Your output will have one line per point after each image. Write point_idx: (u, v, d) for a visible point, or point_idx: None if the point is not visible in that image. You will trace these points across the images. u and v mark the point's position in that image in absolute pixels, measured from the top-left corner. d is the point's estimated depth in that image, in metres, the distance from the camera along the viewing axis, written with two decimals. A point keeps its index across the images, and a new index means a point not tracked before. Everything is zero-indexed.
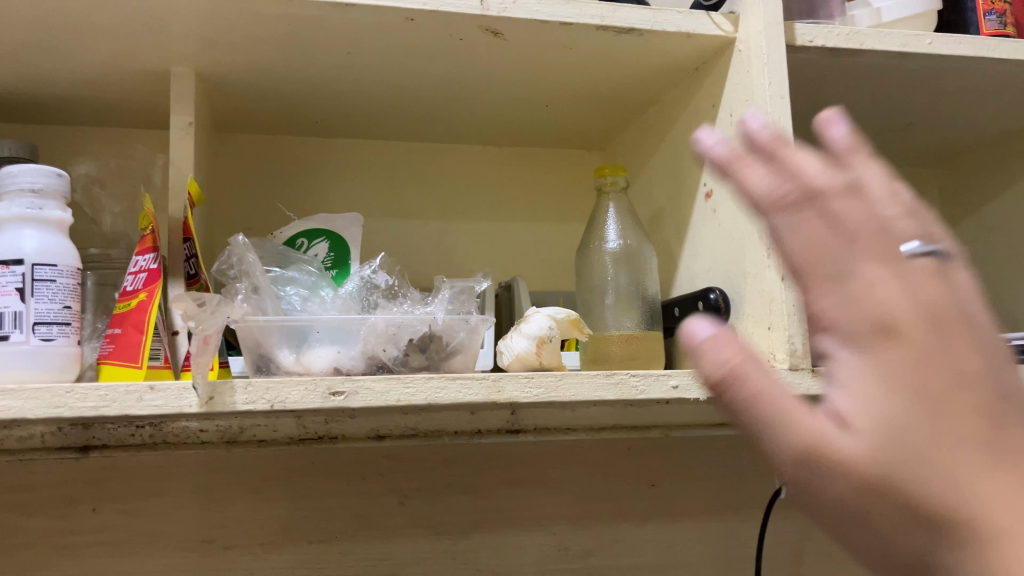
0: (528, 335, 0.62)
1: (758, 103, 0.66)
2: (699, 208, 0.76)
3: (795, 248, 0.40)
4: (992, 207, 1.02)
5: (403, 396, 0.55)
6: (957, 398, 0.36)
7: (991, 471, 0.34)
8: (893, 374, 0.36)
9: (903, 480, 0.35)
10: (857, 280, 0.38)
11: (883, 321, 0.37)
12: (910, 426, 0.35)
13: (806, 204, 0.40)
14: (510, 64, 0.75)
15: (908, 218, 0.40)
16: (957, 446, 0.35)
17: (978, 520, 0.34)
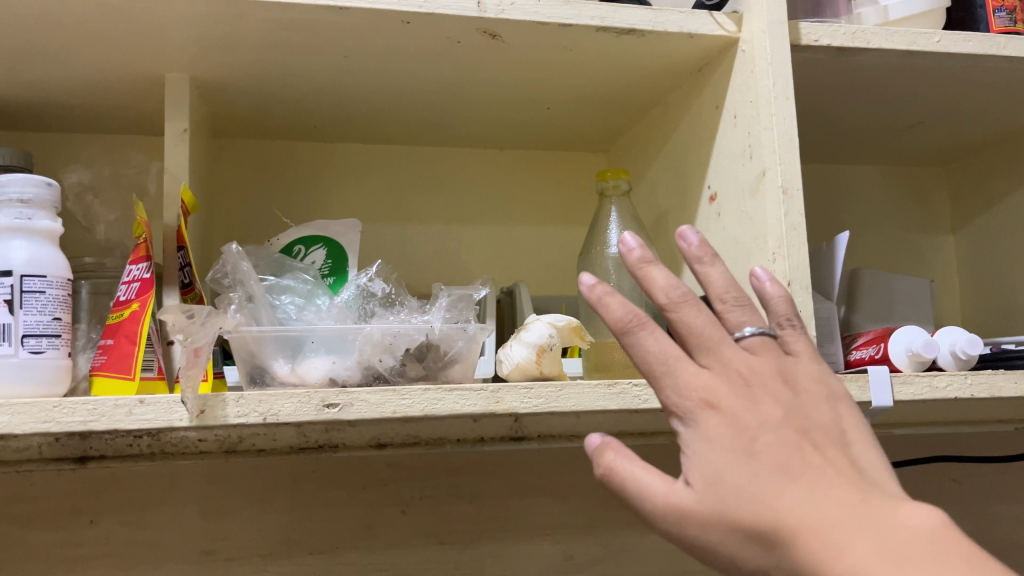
0: (528, 343, 0.60)
1: (763, 104, 0.65)
2: (704, 211, 0.75)
3: (648, 361, 0.45)
4: (1004, 206, 1.00)
5: (399, 408, 0.54)
6: (764, 443, 0.41)
7: (798, 496, 0.39)
8: (722, 438, 0.42)
9: (738, 522, 0.40)
10: (680, 362, 0.44)
11: (704, 386, 0.43)
12: (729, 471, 0.41)
13: (632, 329, 0.45)
14: (509, 67, 0.74)
15: (735, 308, 0.48)
16: (768, 480, 0.40)
17: (796, 540, 0.38)
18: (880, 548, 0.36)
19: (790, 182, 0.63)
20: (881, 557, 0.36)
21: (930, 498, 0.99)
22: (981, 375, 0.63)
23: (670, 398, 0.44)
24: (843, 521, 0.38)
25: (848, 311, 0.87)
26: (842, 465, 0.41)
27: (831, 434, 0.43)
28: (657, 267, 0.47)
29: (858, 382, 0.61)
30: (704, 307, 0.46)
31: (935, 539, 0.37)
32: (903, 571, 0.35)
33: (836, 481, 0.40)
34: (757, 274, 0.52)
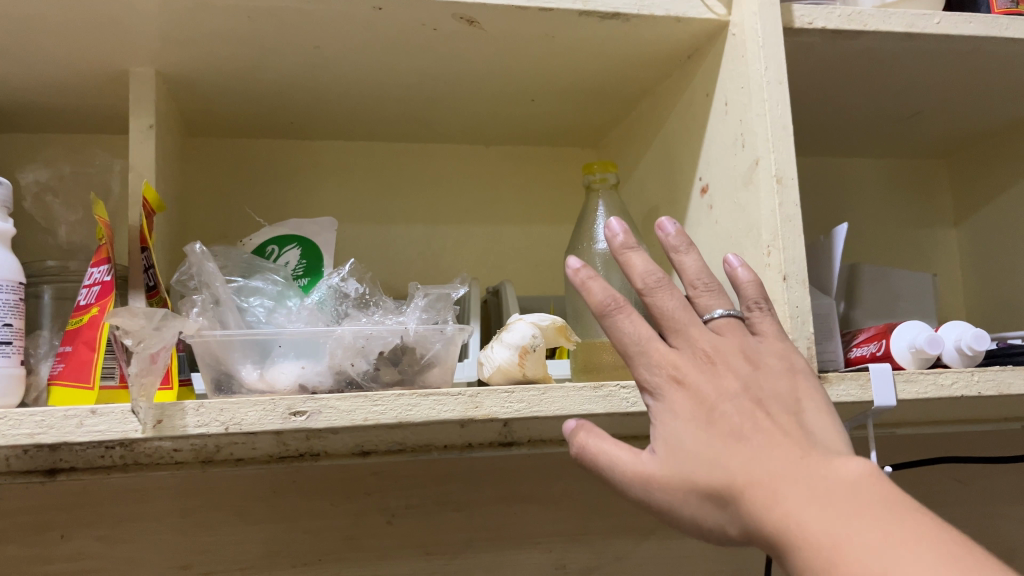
0: (509, 345, 0.57)
1: (754, 90, 0.62)
2: (695, 203, 0.71)
3: (622, 342, 0.48)
4: (1009, 197, 0.97)
5: (370, 415, 0.51)
6: (720, 411, 0.44)
7: (747, 455, 0.42)
8: (688, 410, 0.45)
9: (695, 482, 0.43)
10: (651, 341, 0.47)
11: (671, 363, 0.47)
12: (691, 438, 0.44)
13: (609, 310, 0.48)
14: (492, 57, 0.71)
15: (706, 293, 0.51)
16: (722, 444, 0.43)
17: (743, 495, 0.41)
18: (815, 495, 0.39)
19: (785, 171, 0.60)
20: (815, 502, 0.39)
21: (937, 500, 0.95)
22: (988, 371, 0.60)
23: (641, 375, 0.47)
24: (784, 472, 0.40)
25: (848, 308, 0.84)
26: (794, 429, 0.43)
27: (789, 404, 0.45)
28: (638, 254, 0.49)
29: (859, 381, 0.58)
30: (677, 292, 0.49)
31: (866, 486, 0.39)
32: (832, 514, 0.38)
33: (785, 441, 0.42)
34: (730, 260, 0.54)
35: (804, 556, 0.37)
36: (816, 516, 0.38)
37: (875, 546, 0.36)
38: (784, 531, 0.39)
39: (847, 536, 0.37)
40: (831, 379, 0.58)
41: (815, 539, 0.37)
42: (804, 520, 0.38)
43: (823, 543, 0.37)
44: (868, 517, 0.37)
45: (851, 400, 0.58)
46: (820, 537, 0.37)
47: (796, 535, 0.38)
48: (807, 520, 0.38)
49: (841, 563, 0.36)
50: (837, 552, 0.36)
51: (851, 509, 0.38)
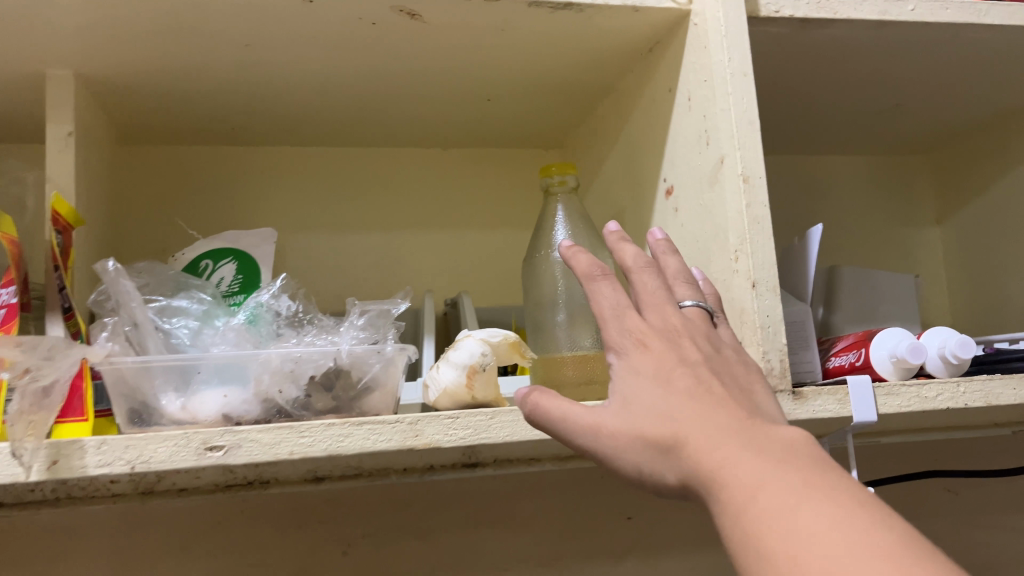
0: (456, 364, 0.52)
1: (717, 83, 0.57)
2: (660, 206, 0.67)
3: (598, 308, 0.44)
4: (993, 193, 0.93)
5: (296, 448, 0.46)
6: (680, 370, 0.39)
7: (698, 410, 0.37)
8: (648, 368, 0.40)
9: (640, 430, 0.37)
10: (625, 307, 0.43)
11: (640, 325, 0.42)
12: (645, 390, 0.39)
13: (595, 279, 0.45)
14: (441, 52, 0.66)
15: (684, 285, 0.47)
16: (675, 395, 0.38)
17: (683, 445, 0.36)
18: (760, 449, 0.34)
19: (752, 169, 0.55)
20: (758, 455, 0.34)
21: (925, 512, 0.91)
22: (975, 382, 0.56)
23: (608, 337, 0.42)
24: (728, 426, 0.36)
25: (827, 312, 0.80)
26: (749, 404, 0.38)
27: (750, 392, 0.40)
28: (631, 242, 0.48)
29: (837, 396, 0.54)
30: (660, 275, 0.46)
31: (806, 448, 0.34)
32: (775, 465, 0.33)
33: (741, 408, 0.37)
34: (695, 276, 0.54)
35: (734, 505, 0.32)
36: (755, 463, 0.33)
37: (797, 493, 0.31)
38: (715, 480, 0.34)
39: (772, 484, 0.32)
40: (806, 394, 0.53)
41: (739, 485, 0.33)
42: (736, 466, 0.33)
43: (747, 490, 0.32)
44: (798, 469, 0.33)
45: (829, 416, 0.54)
46: (752, 481, 0.33)
47: (725, 483, 0.33)
48: (738, 467, 0.33)
49: (760, 510, 0.31)
50: (758, 499, 0.32)
51: (783, 460, 0.33)
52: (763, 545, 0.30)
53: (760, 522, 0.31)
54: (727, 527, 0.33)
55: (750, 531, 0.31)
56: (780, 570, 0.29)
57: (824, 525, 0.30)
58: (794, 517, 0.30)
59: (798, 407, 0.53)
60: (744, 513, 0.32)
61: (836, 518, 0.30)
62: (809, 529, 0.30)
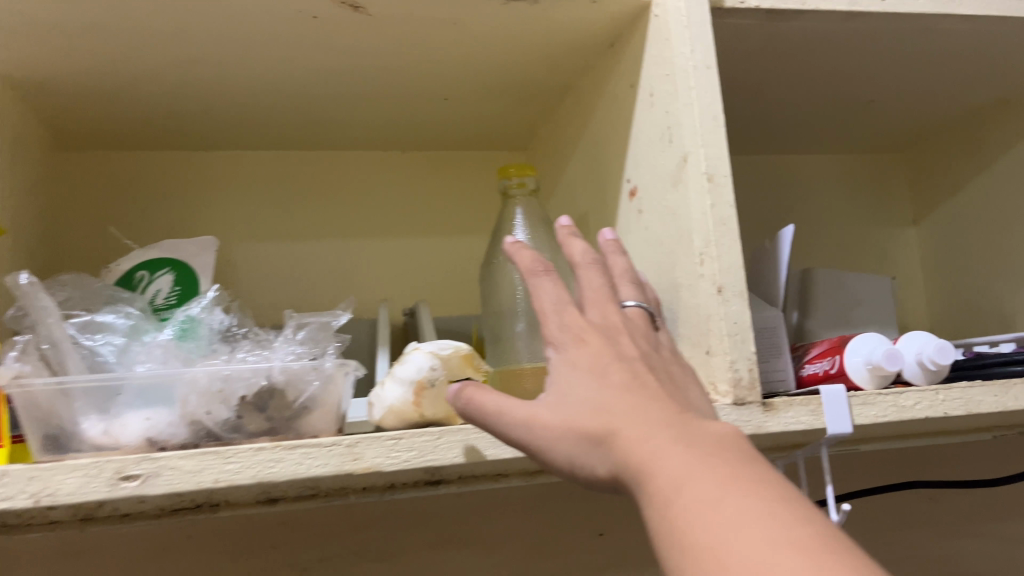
0: (403, 380, 0.49)
1: (678, 77, 0.54)
2: (624, 209, 0.64)
3: (539, 300, 0.43)
4: (969, 192, 0.90)
5: (221, 476, 0.42)
6: (618, 364, 0.38)
7: (632, 403, 0.36)
8: (587, 362, 0.39)
9: (573, 421, 0.36)
10: (567, 302, 0.43)
11: (580, 320, 0.41)
12: (580, 382, 0.38)
13: (539, 274, 0.44)
14: (391, 48, 0.63)
15: (628, 285, 0.47)
16: (611, 388, 0.37)
17: (615, 437, 0.35)
18: (689, 441, 0.33)
19: (716, 168, 0.52)
20: (687, 447, 0.33)
21: (907, 522, 0.88)
22: (955, 389, 0.52)
23: (546, 330, 0.42)
24: (661, 420, 0.35)
25: (802, 317, 0.77)
26: (684, 402, 0.38)
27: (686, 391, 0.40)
28: (580, 239, 0.47)
29: (809, 407, 0.50)
30: (606, 274, 0.45)
31: (736, 442, 0.34)
32: (703, 458, 0.32)
33: (675, 403, 0.37)
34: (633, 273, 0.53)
35: (659, 498, 0.32)
36: (684, 456, 0.32)
37: (722, 486, 0.31)
38: (644, 472, 0.33)
39: (700, 476, 0.31)
40: (777, 405, 0.50)
41: (666, 478, 0.32)
42: (665, 459, 0.33)
43: (674, 483, 0.31)
44: (726, 463, 0.32)
45: (802, 429, 0.50)
46: (678, 474, 0.32)
47: (653, 475, 0.32)
48: (668, 459, 0.33)
49: (685, 503, 0.31)
50: (684, 491, 0.31)
51: (712, 453, 0.32)
52: (685, 538, 0.30)
53: (685, 515, 0.30)
54: (653, 522, 0.32)
55: (674, 525, 0.30)
56: (702, 563, 0.28)
57: (745, 516, 0.29)
58: (718, 509, 0.30)
59: (769, 419, 0.50)
60: (669, 507, 0.31)
61: (759, 510, 0.29)
62: (731, 521, 0.29)
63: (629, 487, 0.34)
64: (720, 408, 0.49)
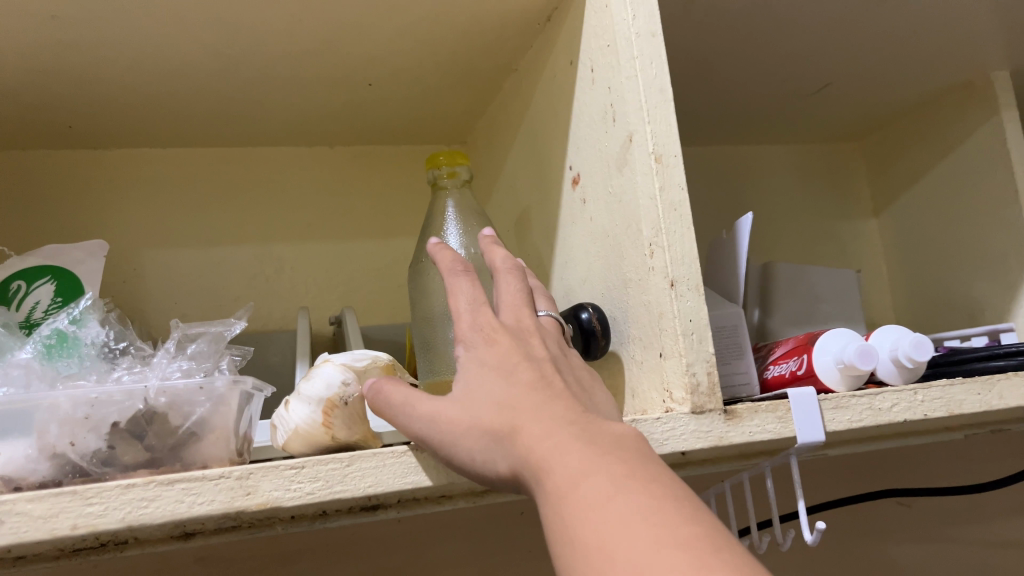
0: (309, 400, 0.41)
1: (619, 47, 0.48)
2: (566, 199, 0.58)
3: (454, 297, 0.40)
4: (929, 180, 0.86)
5: (81, 520, 0.35)
6: (527, 363, 0.36)
7: (538, 401, 0.34)
8: (495, 358, 0.36)
9: (476, 418, 0.34)
10: (484, 300, 0.40)
11: (493, 318, 0.38)
12: (486, 377, 0.36)
13: (458, 273, 0.41)
14: (303, 23, 0.56)
15: (544, 298, 0.45)
16: (517, 385, 0.35)
17: (518, 435, 0.33)
18: (592, 441, 0.32)
19: (665, 147, 0.46)
20: (588, 446, 0.31)
21: (877, 530, 0.84)
22: (934, 388, 0.47)
23: (459, 329, 0.39)
24: (566, 419, 0.33)
25: (763, 316, 0.72)
26: (592, 404, 0.36)
27: (595, 392, 0.38)
28: (503, 247, 0.44)
29: (777, 413, 0.45)
30: (525, 280, 0.42)
31: (640, 446, 0.32)
32: (603, 458, 0.31)
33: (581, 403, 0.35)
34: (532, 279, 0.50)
35: (556, 498, 0.30)
36: (585, 455, 0.31)
37: (617, 485, 0.29)
38: (544, 471, 0.31)
39: (597, 475, 0.30)
40: (740, 412, 0.44)
41: (564, 476, 0.30)
42: (564, 457, 0.31)
43: (572, 481, 0.30)
44: (624, 462, 0.31)
45: (769, 439, 0.45)
46: (577, 473, 0.30)
47: (551, 474, 0.31)
48: (567, 458, 0.31)
49: (581, 502, 0.29)
50: (579, 489, 0.30)
51: (611, 452, 0.31)
52: (577, 539, 0.28)
53: (577, 515, 0.29)
54: (549, 523, 0.30)
55: (568, 525, 0.29)
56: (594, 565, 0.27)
57: (637, 517, 0.28)
58: (609, 508, 0.29)
59: (731, 429, 0.44)
60: (564, 507, 0.30)
61: (651, 509, 0.28)
62: (621, 519, 0.28)
63: (530, 487, 0.32)
64: (677, 418, 0.43)
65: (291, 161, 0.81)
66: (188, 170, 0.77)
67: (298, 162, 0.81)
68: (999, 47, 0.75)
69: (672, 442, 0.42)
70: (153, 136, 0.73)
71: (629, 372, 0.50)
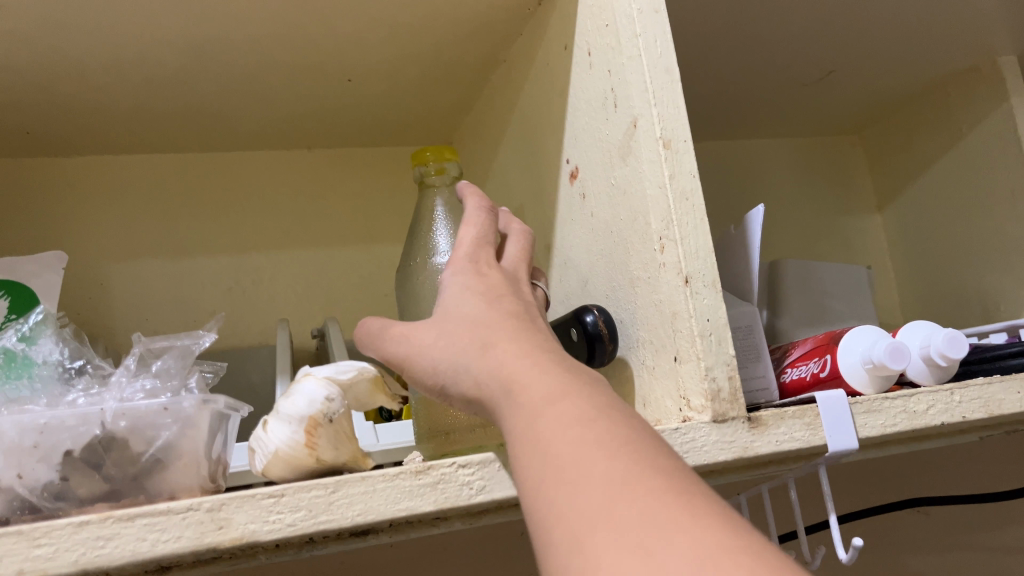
0: (289, 418, 0.37)
1: (620, 25, 0.44)
2: (564, 195, 0.54)
3: (468, 227, 0.44)
4: (933, 173, 0.83)
5: (28, 565, 0.30)
6: (512, 301, 0.38)
7: (517, 327, 0.36)
8: (486, 289, 0.39)
9: (455, 333, 0.36)
10: (489, 241, 0.43)
11: (492, 259, 0.41)
12: (474, 300, 0.38)
13: (484, 211, 0.45)
14: (275, 13, 0.52)
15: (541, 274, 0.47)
16: (498, 311, 0.37)
17: (492, 351, 0.34)
18: (565, 366, 0.33)
19: (673, 132, 0.42)
20: (561, 367, 0.32)
21: (894, 539, 0.80)
22: (971, 388, 0.44)
23: (456, 257, 0.41)
24: (542, 348, 0.34)
25: (772, 316, 0.68)
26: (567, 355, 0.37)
27: None
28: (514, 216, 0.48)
29: (806, 419, 0.41)
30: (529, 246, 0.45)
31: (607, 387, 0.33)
32: (575, 379, 0.32)
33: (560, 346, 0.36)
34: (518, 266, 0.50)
35: (524, 404, 0.31)
36: (558, 372, 0.32)
37: (596, 411, 0.30)
38: (516, 385, 0.32)
39: (576, 399, 0.30)
40: (765, 420, 0.40)
41: (541, 395, 0.31)
42: (539, 371, 0.32)
43: (547, 399, 0.30)
44: (603, 395, 0.31)
45: (798, 448, 0.40)
46: (551, 386, 0.31)
47: (527, 390, 0.31)
48: (542, 373, 0.32)
49: (557, 414, 0.30)
50: (556, 407, 0.30)
51: (586, 382, 0.32)
52: (550, 453, 0.28)
53: (552, 431, 0.29)
54: (516, 434, 0.30)
55: (541, 438, 0.29)
56: (566, 470, 0.27)
57: (615, 436, 0.28)
58: (588, 428, 0.29)
59: (757, 438, 0.40)
60: (537, 421, 0.30)
61: (631, 437, 0.28)
62: (599, 440, 0.28)
63: (493, 399, 0.33)
64: (697, 427, 0.39)
65: (269, 165, 0.77)
66: (159, 176, 0.73)
67: (277, 166, 0.77)
68: (1006, 31, 0.72)
69: (693, 455, 0.38)
70: (118, 140, 0.69)
71: (640, 379, 0.46)
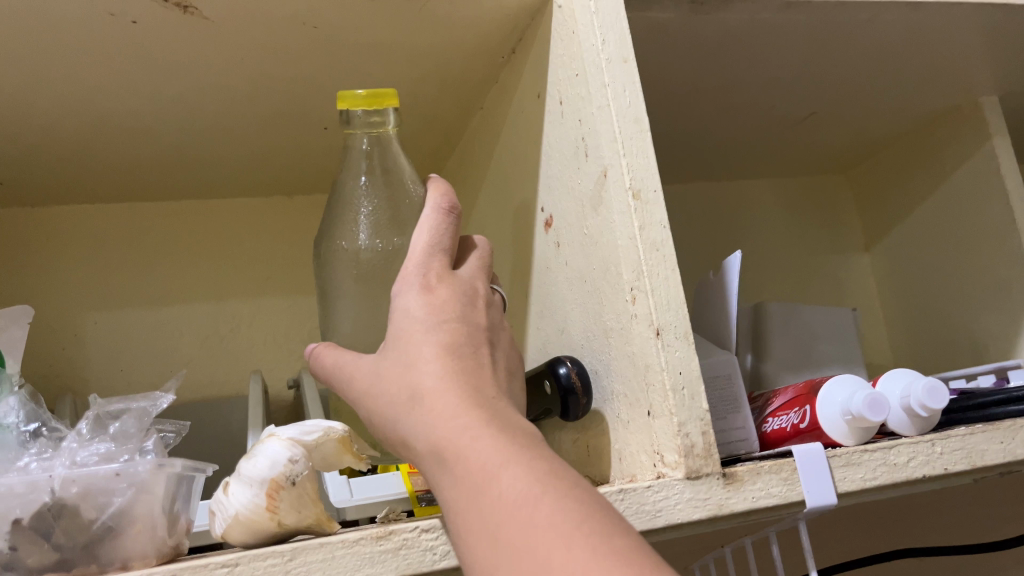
0: (246, 480, 0.36)
1: (588, 75, 0.44)
2: (539, 244, 0.53)
3: (420, 233, 0.43)
4: (920, 212, 0.83)
5: None
6: (453, 329, 0.37)
7: (452, 366, 0.35)
8: (427, 315, 0.38)
9: (396, 381, 0.36)
10: (443, 247, 0.42)
11: (443, 273, 0.41)
12: (411, 334, 0.37)
13: (441, 212, 0.44)
14: (246, 64, 0.52)
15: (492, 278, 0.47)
16: (432, 344, 0.36)
17: (426, 410, 0.34)
18: (499, 423, 0.32)
19: (643, 182, 0.41)
20: (493, 427, 0.32)
21: None
22: (953, 439, 0.43)
23: (405, 269, 0.41)
24: (475, 399, 0.33)
25: (756, 361, 0.67)
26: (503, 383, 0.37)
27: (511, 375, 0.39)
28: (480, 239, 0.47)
29: (784, 474, 0.40)
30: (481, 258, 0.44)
31: (536, 438, 0.32)
32: (507, 440, 0.31)
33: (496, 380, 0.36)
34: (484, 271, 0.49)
35: (467, 474, 0.31)
36: (491, 435, 0.31)
37: (540, 486, 0.29)
38: (456, 457, 0.31)
39: (515, 469, 0.30)
40: (741, 476, 0.39)
41: (480, 463, 0.30)
42: (474, 436, 0.31)
43: (490, 472, 0.30)
44: (541, 457, 0.30)
45: (777, 505, 0.39)
46: (488, 454, 0.31)
47: (464, 458, 0.31)
48: (479, 439, 0.31)
49: (502, 494, 0.29)
50: (499, 482, 0.30)
51: (524, 445, 0.31)
52: (504, 543, 0.28)
53: (503, 513, 0.29)
54: (465, 512, 0.30)
55: (495, 524, 0.29)
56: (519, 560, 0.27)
57: (562, 515, 0.28)
58: (537, 510, 0.28)
59: (732, 495, 0.38)
60: (482, 499, 0.30)
61: (574, 511, 0.28)
62: (547, 524, 0.28)
63: (433, 466, 0.33)
64: (670, 486, 0.38)
65: (251, 212, 0.77)
66: (137, 224, 0.72)
67: (258, 214, 0.77)
68: (988, 72, 0.73)
69: (666, 514, 0.37)
70: (94, 189, 0.69)
71: (615, 429, 0.44)
